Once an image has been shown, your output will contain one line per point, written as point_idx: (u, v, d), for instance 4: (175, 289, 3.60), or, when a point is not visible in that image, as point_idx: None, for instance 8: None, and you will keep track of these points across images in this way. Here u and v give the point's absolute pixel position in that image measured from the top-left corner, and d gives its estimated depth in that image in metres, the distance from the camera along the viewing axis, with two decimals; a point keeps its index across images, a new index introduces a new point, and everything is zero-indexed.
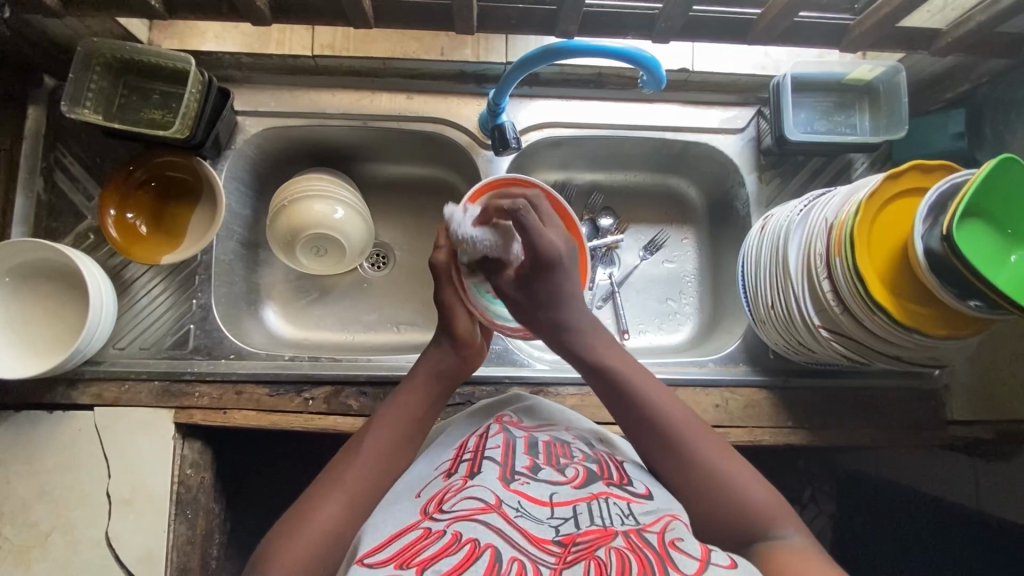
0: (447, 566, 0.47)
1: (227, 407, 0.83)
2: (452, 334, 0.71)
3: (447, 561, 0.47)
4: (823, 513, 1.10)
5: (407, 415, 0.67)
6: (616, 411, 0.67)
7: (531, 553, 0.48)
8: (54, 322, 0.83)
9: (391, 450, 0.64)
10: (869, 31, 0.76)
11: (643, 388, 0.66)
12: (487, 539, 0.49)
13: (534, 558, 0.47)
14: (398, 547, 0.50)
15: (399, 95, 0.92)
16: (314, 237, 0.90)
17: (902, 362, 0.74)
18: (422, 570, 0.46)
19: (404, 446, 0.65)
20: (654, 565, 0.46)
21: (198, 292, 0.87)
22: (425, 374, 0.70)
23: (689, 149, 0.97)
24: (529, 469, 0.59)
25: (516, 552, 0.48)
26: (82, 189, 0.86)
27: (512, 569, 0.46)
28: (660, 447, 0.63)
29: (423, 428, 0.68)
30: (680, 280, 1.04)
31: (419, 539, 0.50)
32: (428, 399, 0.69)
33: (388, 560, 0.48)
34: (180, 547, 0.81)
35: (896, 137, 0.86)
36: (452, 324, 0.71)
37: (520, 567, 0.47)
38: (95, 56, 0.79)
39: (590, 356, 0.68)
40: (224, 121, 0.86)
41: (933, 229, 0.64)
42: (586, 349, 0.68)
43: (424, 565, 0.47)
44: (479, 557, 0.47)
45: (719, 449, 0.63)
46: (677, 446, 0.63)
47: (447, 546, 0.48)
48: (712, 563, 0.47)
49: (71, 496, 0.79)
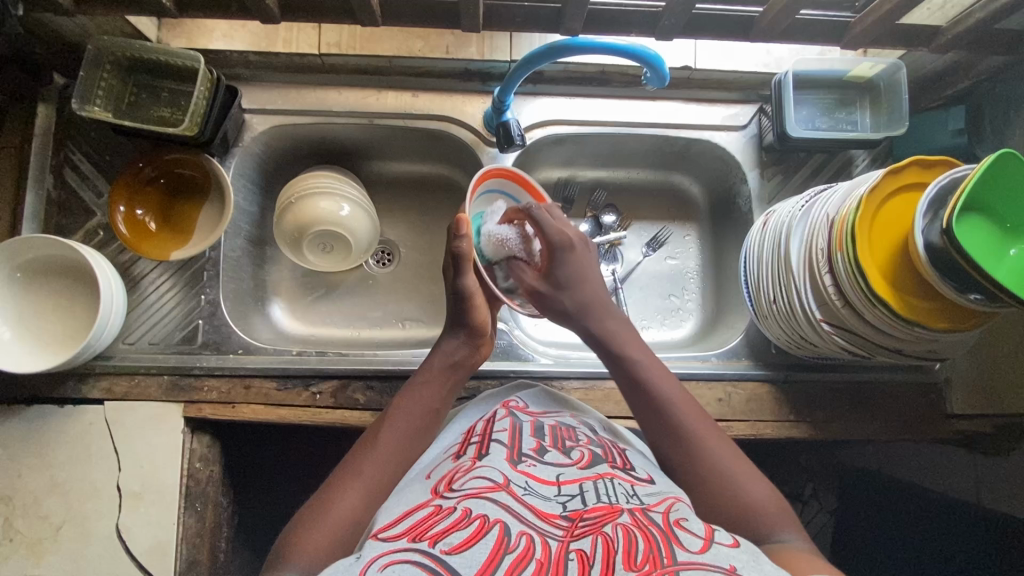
0: (457, 539, 0.47)
1: (236, 401, 0.85)
2: (469, 326, 0.72)
3: (458, 534, 0.47)
4: (824, 510, 1.12)
5: (424, 406, 0.68)
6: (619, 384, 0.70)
7: (539, 526, 0.49)
8: (65, 318, 0.84)
9: (408, 441, 0.65)
10: (870, 28, 0.77)
11: (656, 375, 0.68)
12: (496, 514, 0.49)
13: (542, 532, 0.48)
14: (409, 523, 0.51)
15: (405, 93, 0.93)
16: (321, 234, 0.91)
17: (903, 355, 0.75)
18: (434, 542, 0.46)
19: (419, 436, 0.66)
20: (660, 541, 0.46)
21: (206, 288, 0.88)
22: (439, 365, 0.71)
23: (692, 146, 0.98)
24: (536, 451, 0.61)
25: (524, 527, 0.48)
26: (92, 186, 0.88)
27: (520, 543, 0.46)
28: (658, 421, 0.66)
29: (437, 420, 0.69)
30: (683, 277, 1.05)
31: (430, 515, 0.51)
32: (445, 390, 0.70)
33: (402, 534, 0.49)
34: (189, 539, 0.82)
35: (897, 134, 0.87)
36: (473, 316, 0.71)
37: (529, 541, 0.47)
38: (105, 54, 0.80)
39: (605, 338, 0.71)
40: (232, 118, 0.87)
41: (933, 223, 0.65)
42: (603, 331, 0.71)
43: (436, 538, 0.47)
44: (489, 531, 0.47)
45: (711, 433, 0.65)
46: (672, 424, 0.65)
47: (458, 520, 0.49)
48: (715, 542, 0.48)
49: (82, 489, 0.80)
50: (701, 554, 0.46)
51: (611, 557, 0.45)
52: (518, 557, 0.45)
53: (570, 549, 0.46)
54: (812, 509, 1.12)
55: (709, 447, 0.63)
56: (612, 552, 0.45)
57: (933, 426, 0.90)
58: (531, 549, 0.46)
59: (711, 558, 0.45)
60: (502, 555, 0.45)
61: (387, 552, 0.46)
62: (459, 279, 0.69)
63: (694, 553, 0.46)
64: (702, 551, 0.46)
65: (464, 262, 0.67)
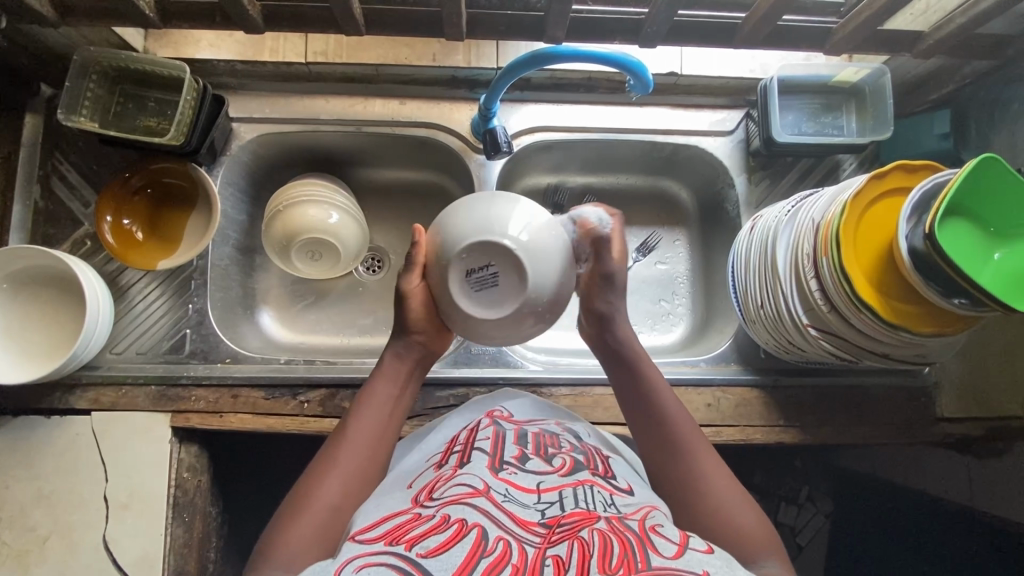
0: (434, 543, 0.46)
1: (223, 411, 0.84)
2: (408, 325, 0.69)
3: (434, 538, 0.47)
4: (819, 513, 1.12)
5: (384, 398, 0.67)
6: (620, 390, 0.71)
7: (516, 532, 0.49)
8: (52, 329, 0.83)
9: (381, 428, 0.65)
10: (852, 34, 0.77)
11: (657, 387, 0.69)
12: (475, 519, 0.49)
13: (519, 538, 0.48)
14: (388, 527, 0.50)
15: (392, 100, 0.93)
16: (309, 242, 0.91)
17: (889, 360, 0.75)
18: (410, 546, 0.46)
19: (389, 418, 0.67)
20: (635, 546, 0.46)
21: (194, 297, 0.88)
22: (392, 360, 0.69)
23: (679, 152, 0.98)
24: (518, 459, 0.61)
25: (502, 532, 0.48)
26: (79, 197, 0.87)
27: (497, 547, 0.46)
28: (648, 429, 0.67)
29: (400, 408, 0.68)
30: (672, 282, 1.05)
31: (408, 521, 0.51)
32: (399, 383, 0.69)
33: (379, 538, 0.49)
34: (177, 550, 0.81)
35: (882, 137, 0.87)
36: (410, 319, 0.68)
37: (506, 545, 0.47)
38: (91, 65, 0.81)
39: (622, 349, 0.72)
40: (219, 128, 0.87)
41: (916, 228, 0.66)
42: (621, 342, 0.72)
43: (412, 542, 0.47)
44: (466, 535, 0.47)
45: (700, 440, 0.65)
46: (663, 430, 0.66)
47: (436, 525, 0.49)
48: (690, 548, 0.48)
49: (69, 500, 0.80)
50: (675, 559, 0.45)
51: (586, 561, 0.44)
52: (494, 561, 0.45)
53: (546, 555, 0.46)
54: (806, 512, 1.12)
55: (696, 455, 0.64)
56: (588, 557, 0.45)
57: (924, 430, 0.90)
58: (508, 554, 0.46)
59: (684, 564, 0.45)
60: (479, 558, 0.45)
61: (363, 554, 0.46)
62: (402, 281, 0.67)
63: (668, 558, 0.46)
64: (676, 557, 0.46)
65: (411, 263, 0.67)
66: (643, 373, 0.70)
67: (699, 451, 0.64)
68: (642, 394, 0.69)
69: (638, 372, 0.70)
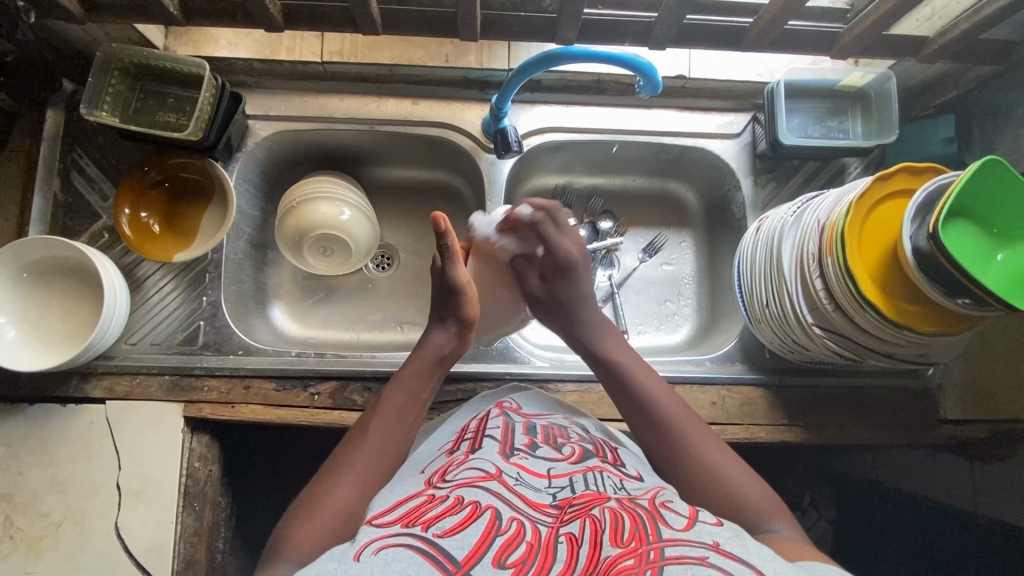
0: (450, 523, 0.48)
1: (236, 402, 0.86)
2: (461, 320, 0.74)
3: (449, 519, 0.48)
4: (823, 518, 1.13)
5: (412, 394, 0.69)
6: (611, 391, 0.72)
7: (529, 513, 0.50)
8: (70, 319, 0.85)
9: (404, 427, 0.66)
10: (858, 38, 0.79)
11: (647, 384, 0.69)
12: (487, 501, 0.50)
13: (532, 518, 0.49)
14: (403, 510, 0.52)
15: (405, 100, 0.95)
16: (322, 238, 0.92)
17: (893, 359, 0.76)
18: (426, 527, 0.48)
19: (408, 424, 0.67)
20: (646, 521, 0.47)
21: (208, 290, 0.90)
22: (429, 355, 0.72)
23: (687, 154, 0.99)
24: (528, 447, 0.62)
25: (515, 512, 0.49)
26: (98, 189, 0.89)
27: (510, 527, 0.47)
28: (647, 423, 0.67)
29: (424, 408, 0.70)
30: (679, 282, 1.06)
31: (423, 504, 0.52)
32: (429, 380, 0.71)
33: (395, 520, 0.50)
34: (187, 538, 0.83)
35: (888, 140, 0.88)
36: (465, 309, 0.74)
37: (520, 525, 0.48)
38: (114, 61, 0.83)
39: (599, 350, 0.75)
40: (236, 124, 0.89)
41: (921, 228, 0.67)
42: (597, 343, 0.75)
43: (428, 523, 0.48)
44: (480, 516, 0.48)
45: (685, 417, 0.67)
46: (646, 409, 0.67)
47: (450, 507, 0.50)
48: (700, 521, 0.49)
49: (83, 488, 0.81)
50: (685, 531, 0.47)
51: (598, 536, 0.46)
52: (508, 539, 0.46)
53: (559, 533, 0.47)
54: (810, 517, 1.13)
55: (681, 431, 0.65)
56: (600, 532, 0.46)
57: (927, 432, 0.91)
58: (521, 532, 0.47)
59: (694, 535, 0.46)
60: (493, 537, 0.46)
61: (381, 537, 0.47)
62: (448, 273, 0.72)
63: (678, 530, 0.47)
64: (686, 529, 0.47)
65: (452, 254, 0.72)
66: (615, 361, 0.73)
67: (684, 425, 0.65)
68: (618, 380, 0.71)
69: (609, 361, 0.73)
